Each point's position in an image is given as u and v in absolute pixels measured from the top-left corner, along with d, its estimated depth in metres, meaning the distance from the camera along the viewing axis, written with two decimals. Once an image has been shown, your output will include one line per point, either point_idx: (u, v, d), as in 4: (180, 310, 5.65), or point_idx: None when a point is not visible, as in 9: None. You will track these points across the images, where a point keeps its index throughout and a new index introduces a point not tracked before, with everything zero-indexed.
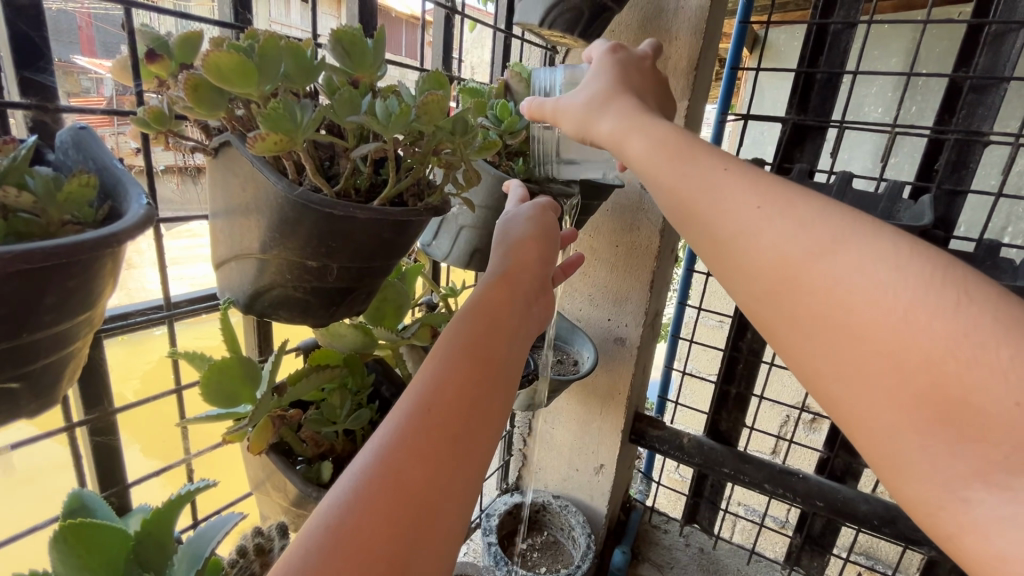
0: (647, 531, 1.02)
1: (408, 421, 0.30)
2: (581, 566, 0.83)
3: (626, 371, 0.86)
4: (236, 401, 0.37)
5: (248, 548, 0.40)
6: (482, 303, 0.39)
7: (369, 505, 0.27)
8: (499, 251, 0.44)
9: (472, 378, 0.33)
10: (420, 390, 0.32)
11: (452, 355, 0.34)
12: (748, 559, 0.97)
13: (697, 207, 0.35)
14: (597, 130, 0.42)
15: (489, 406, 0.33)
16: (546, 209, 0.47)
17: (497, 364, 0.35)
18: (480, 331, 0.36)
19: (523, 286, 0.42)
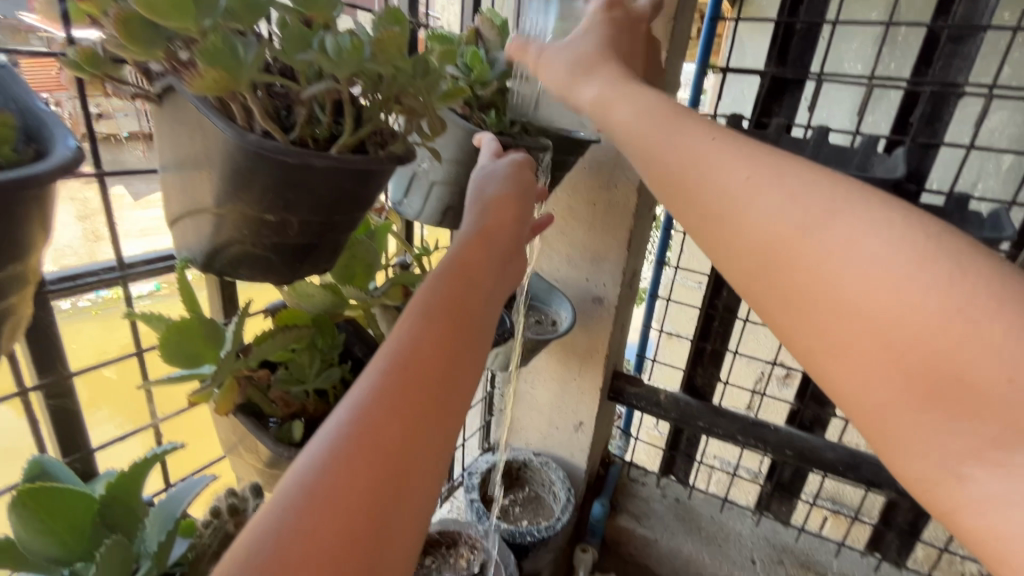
0: (625, 483, 1.06)
1: (383, 379, 0.30)
2: (563, 519, 0.87)
3: (604, 330, 0.87)
4: (198, 362, 0.36)
5: (222, 509, 0.40)
6: (458, 262, 0.38)
7: (347, 464, 0.26)
8: (474, 209, 0.43)
9: (451, 337, 0.33)
10: (396, 347, 0.31)
11: (430, 313, 0.33)
12: (721, 507, 1.01)
13: (683, 181, 0.34)
14: (580, 95, 0.41)
15: (464, 364, 0.33)
16: (524, 165, 0.46)
17: (474, 323, 0.35)
18: (456, 290, 0.35)
19: (499, 245, 0.41)
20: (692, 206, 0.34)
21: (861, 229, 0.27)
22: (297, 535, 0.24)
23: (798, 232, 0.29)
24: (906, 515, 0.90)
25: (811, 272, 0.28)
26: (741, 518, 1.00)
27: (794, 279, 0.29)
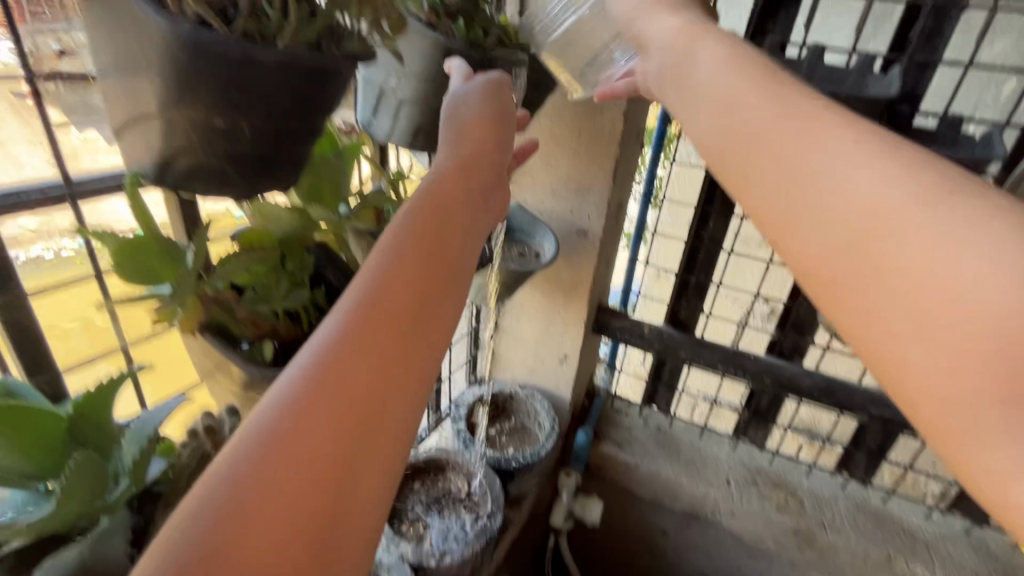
0: (609, 413, 1.09)
1: (350, 319, 0.29)
2: (546, 446, 0.90)
3: (589, 263, 0.86)
4: (157, 281, 0.35)
5: (200, 429, 0.41)
6: (433, 196, 0.36)
7: (315, 396, 0.27)
8: (450, 140, 0.41)
9: (422, 272, 0.32)
10: (367, 282, 0.31)
11: (401, 246, 0.32)
12: (701, 434, 1.05)
13: (767, 137, 0.33)
14: (661, 31, 0.40)
15: (437, 300, 0.33)
16: (500, 88, 0.43)
17: (448, 257, 0.34)
18: (430, 225, 0.34)
19: (478, 175, 0.39)
20: (772, 167, 0.32)
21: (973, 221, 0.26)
22: (260, 477, 0.24)
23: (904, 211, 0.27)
24: (875, 437, 0.94)
25: (901, 243, 0.27)
26: (719, 444, 1.04)
27: (884, 256, 0.27)
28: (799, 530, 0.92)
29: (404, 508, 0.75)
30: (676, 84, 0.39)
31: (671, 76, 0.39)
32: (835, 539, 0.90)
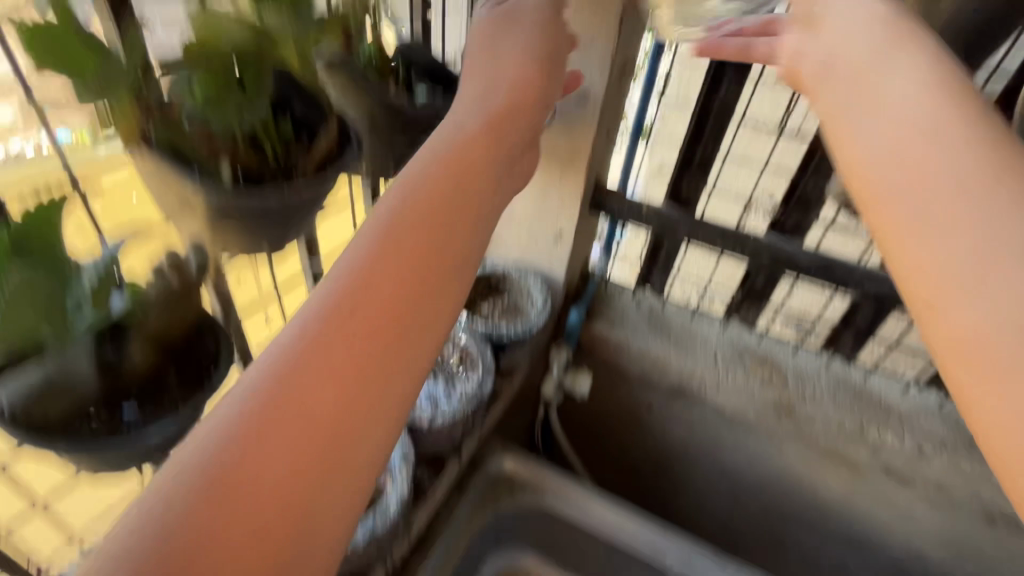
0: (606, 292, 1.09)
1: (372, 264, 0.42)
2: (537, 322, 0.90)
3: (588, 131, 0.80)
4: (75, 72, 0.37)
5: (166, 266, 0.44)
6: (443, 164, 0.47)
7: (394, 250, 0.43)
8: (478, 110, 0.51)
9: (472, 178, 0.48)
10: (428, 182, 0.46)
11: (456, 154, 0.48)
12: (692, 316, 1.06)
13: (906, 162, 0.43)
14: (884, 32, 0.46)
15: (442, 261, 0.45)
16: (550, 36, 0.55)
17: (493, 168, 0.50)
18: (438, 199, 0.46)
19: (519, 110, 0.53)
20: (907, 185, 0.43)
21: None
22: (283, 397, 0.37)
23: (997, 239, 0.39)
24: (866, 316, 0.95)
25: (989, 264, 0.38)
26: (709, 324, 1.05)
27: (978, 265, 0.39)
28: (780, 402, 0.96)
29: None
30: (853, 80, 0.46)
31: (852, 74, 0.47)
32: (812, 411, 0.94)
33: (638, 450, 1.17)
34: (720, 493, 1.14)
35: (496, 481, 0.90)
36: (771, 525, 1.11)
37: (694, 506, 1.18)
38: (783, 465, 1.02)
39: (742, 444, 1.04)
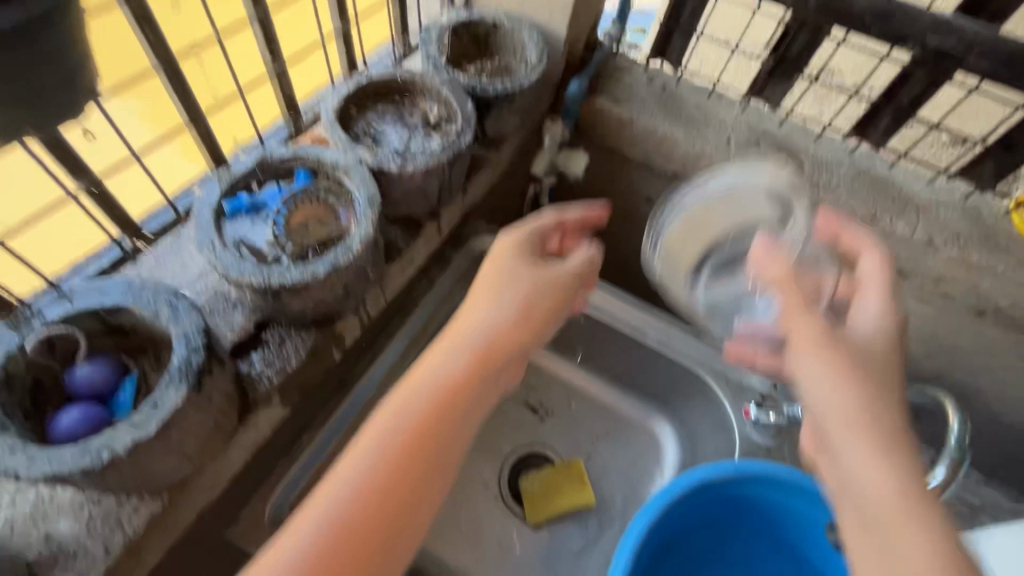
0: (613, 65, 0.95)
1: (412, 408, 0.47)
2: (529, 79, 0.75)
3: None
4: None
5: None
6: (485, 346, 0.52)
7: (391, 450, 0.45)
8: (530, 283, 0.56)
9: (459, 406, 0.49)
10: (421, 388, 0.49)
11: (436, 390, 0.49)
12: (711, 94, 0.92)
13: (861, 513, 0.44)
14: (834, 393, 0.46)
15: (454, 430, 0.48)
16: (513, 241, 0.58)
17: (474, 398, 0.50)
18: (471, 369, 0.50)
19: (509, 346, 0.53)
20: (835, 481, 0.46)
21: (918, 550, 0.40)
22: (315, 545, 0.42)
23: (897, 540, 0.41)
24: (915, 87, 0.83)
25: (901, 537, 0.41)
26: (729, 105, 0.92)
27: (887, 546, 0.41)
28: None
29: (358, 116, 0.70)
30: (842, 426, 0.45)
31: (812, 372, 0.47)
32: (826, 196, 0.85)
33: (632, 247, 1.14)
34: None
35: (480, 258, 0.87)
36: None
37: None
38: None
39: None
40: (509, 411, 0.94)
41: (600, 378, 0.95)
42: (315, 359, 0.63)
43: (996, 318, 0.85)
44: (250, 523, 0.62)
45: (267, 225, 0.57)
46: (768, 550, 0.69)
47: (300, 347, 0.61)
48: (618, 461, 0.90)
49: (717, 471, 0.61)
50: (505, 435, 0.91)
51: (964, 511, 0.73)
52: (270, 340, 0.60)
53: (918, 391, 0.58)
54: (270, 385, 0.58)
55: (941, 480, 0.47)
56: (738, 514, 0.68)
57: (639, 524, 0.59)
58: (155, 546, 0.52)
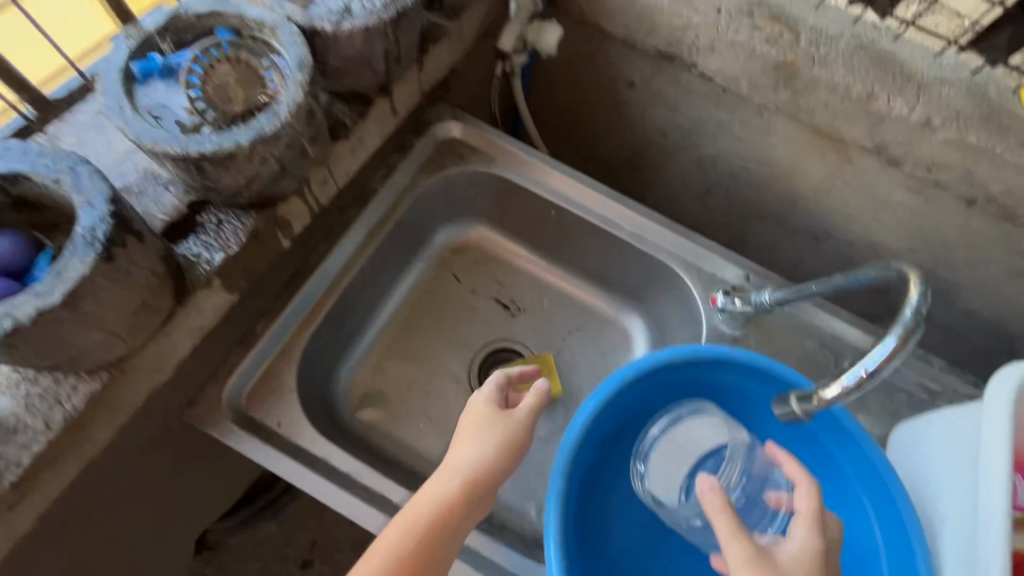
0: None
1: (394, 551, 0.54)
2: None
3: None
4: None
5: None
6: (449, 498, 0.58)
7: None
8: (489, 443, 0.62)
9: (448, 528, 0.57)
10: (390, 547, 0.54)
11: (432, 512, 0.57)
12: None
13: None
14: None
15: (432, 556, 0.55)
16: (485, 417, 0.64)
17: (459, 522, 0.58)
18: (438, 516, 0.56)
19: (488, 477, 0.61)
20: None
21: None
22: None
23: None
24: None
25: None
26: None
27: None
28: (782, 63, 0.79)
29: None
30: None
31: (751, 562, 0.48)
32: (819, 74, 0.77)
33: (613, 139, 1.09)
34: (694, 185, 1.08)
35: (444, 146, 0.82)
36: (739, 216, 1.08)
37: (664, 199, 1.15)
38: (767, 150, 0.93)
39: (726, 126, 0.93)
40: (480, 307, 0.93)
41: (575, 272, 0.93)
42: (260, 243, 0.60)
43: (985, 210, 0.82)
44: (207, 406, 0.62)
45: (179, 91, 0.50)
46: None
47: (240, 231, 0.57)
48: (587, 354, 0.91)
49: (672, 355, 0.59)
50: (476, 330, 0.91)
51: (921, 396, 0.74)
52: (207, 222, 0.57)
53: (880, 265, 0.52)
54: (210, 268, 0.55)
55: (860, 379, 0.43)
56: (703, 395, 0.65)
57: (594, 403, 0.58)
58: (104, 423, 0.52)
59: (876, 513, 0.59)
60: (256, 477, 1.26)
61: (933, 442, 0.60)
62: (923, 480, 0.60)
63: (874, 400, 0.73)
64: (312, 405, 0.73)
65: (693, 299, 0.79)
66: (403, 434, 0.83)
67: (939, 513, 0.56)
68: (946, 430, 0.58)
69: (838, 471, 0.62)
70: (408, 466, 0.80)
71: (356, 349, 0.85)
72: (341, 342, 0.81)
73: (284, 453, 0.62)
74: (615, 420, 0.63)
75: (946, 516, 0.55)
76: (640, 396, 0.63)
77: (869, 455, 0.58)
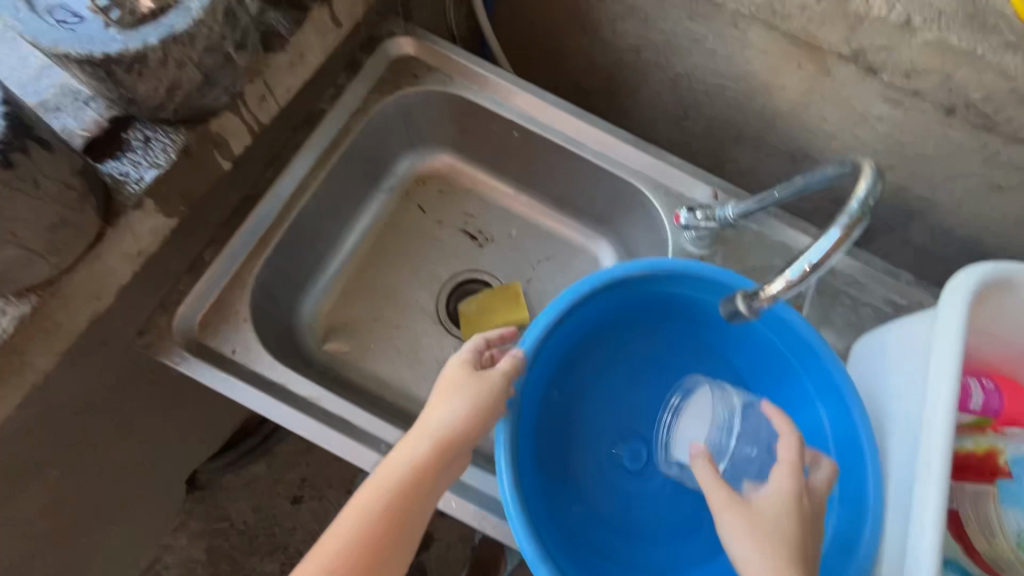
0: None
1: (359, 518, 0.50)
2: None
3: None
4: None
5: None
6: (413, 465, 0.53)
7: (350, 542, 0.49)
8: (456, 407, 0.56)
9: (416, 493, 0.52)
10: (357, 515, 0.51)
11: (400, 476, 0.52)
12: None
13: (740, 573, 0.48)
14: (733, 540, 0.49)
15: (398, 524, 0.51)
16: (456, 380, 0.58)
17: (428, 488, 0.53)
18: (402, 482, 0.52)
19: (457, 444, 0.55)
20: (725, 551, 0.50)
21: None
22: None
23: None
24: None
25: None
26: None
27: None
28: None
29: None
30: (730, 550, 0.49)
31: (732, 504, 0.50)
32: None
33: (584, 61, 1.04)
34: (670, 107, 1.03)
35: (397, 64, 0.78)
36: (717, 140, 1.04)
37: (640, 125, 1.11)
38: (742, 65, 0.88)
39: (700, 39, 0.87)
40: (446, 238, 0.90)
41: (544, 200, 0.90)
42: (195, 163, 0.57)
43: (965, 119, 0.77)
44: (159, 334, 0.62)
45: None
46: (697, 348, 0.65)
47: (169, 147, 0.54)
48: (558, 282, 0.90)
49: (628, 268, 0.58)
50: (442, 261, 0.89)
51: (886, 310, 0.74)
52: (134, 140, 0.53)
53: (837, 162, 0.49)
54: (139, 188, 0.52)
55: (802, 271, 0.42)
56: (660, 312, 0.65)
57: (544, 318, 0.58)
58: (43, 350, 0.52)
59: (829, 418, 0.59)
60: (243, 418, 1.28)
61: (887, 351, 0.59)
62: (876, 385, 0.60)
63: (838, 315, 0.73)
64: (272, 336, 0.73)
65: (659, 219, 0.76)
66: (370, 364, 0.82)
67: (891, 415, 0.56)
68: (899, 337, 0.58)
69: (794, 381, 0.62)
70: (376, 395, 0.80)
71: (319, 282, 0.83)
72: (300, 273, 0.79)
73: (239, 378, 0.62)
74: (570, 338, 0.63)
75: (897, 415, 0.55)
76: (595, 314, 0.63)
77: (823, 361, 0.57)
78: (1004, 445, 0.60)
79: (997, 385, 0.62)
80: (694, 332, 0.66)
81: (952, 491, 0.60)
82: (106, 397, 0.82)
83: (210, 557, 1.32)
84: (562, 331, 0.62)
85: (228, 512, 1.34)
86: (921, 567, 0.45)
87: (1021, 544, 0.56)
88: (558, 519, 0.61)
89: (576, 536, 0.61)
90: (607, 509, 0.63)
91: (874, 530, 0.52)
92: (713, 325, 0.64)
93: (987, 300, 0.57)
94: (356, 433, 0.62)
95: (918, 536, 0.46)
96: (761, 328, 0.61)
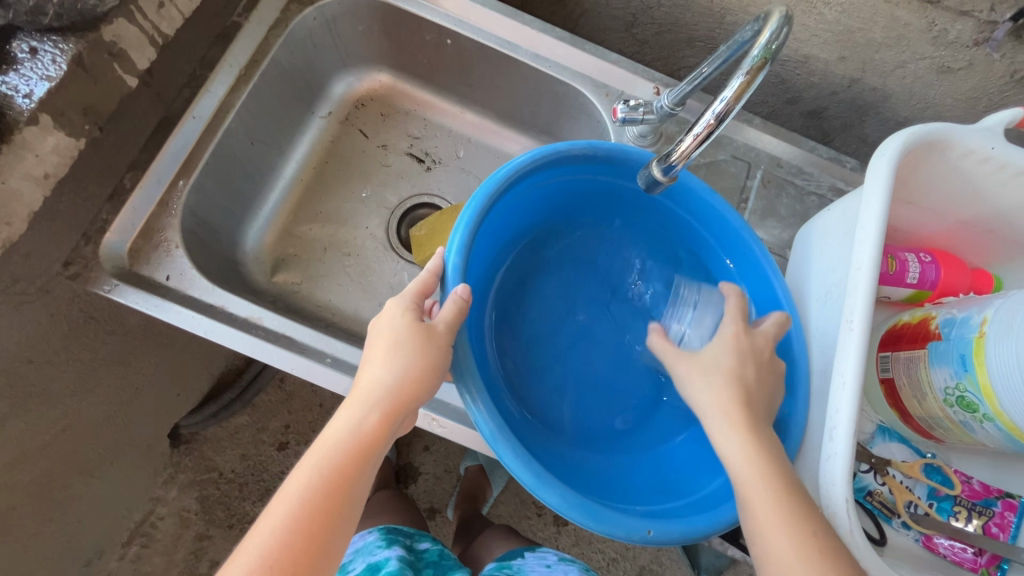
0: None
1: (308, 482, 0.46)
2: None
3: None
4: None
5: None
6: (359, 429, 0.48)
7: (303, 515, 0.44)
8: (404, 356, 0.50)
9: (367, 456, 0.48)
10: (308, 476, 0.46)
11: (342, 447, 0.47)
12: None
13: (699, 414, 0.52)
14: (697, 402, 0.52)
15: (349, 486, 0.46)
16: (400, 324, 0.52)
17: (378, 449, 0.49)
18: (350, 444, 0.48)
19: (408, 400, 0.50)
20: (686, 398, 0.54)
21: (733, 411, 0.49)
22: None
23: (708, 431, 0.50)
24: None
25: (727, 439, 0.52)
26: None
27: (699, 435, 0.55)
28: None
29: None
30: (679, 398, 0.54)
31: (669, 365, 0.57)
32: None
33: None
34: (618, 13, 0.96)
35: None
36: (670, 45, 0.98)
37: (591, 36, 1.05)
38: None
39: None
40: (393, 163, 0.87)
41: (487, 115, 0.87)
42: (91, 77, 0.53)
43: None
44: (85, 265, 0.61)
45: None
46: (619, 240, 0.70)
47: (57, 57, 0.51)
48: None
49: (566, 145, 0.57)
50: (390, 187, 0.86)
51: (831, 198, 0.73)
52: (19, 53, 0.50)
53: (756, 18, 0.44)
54: (31, 102, 0.50)
55: (710, 118, 0.44)
56: (579, 202, 0.68)
57: (483, 191, 0.54)
58: None
59: (753, 294, 0.63)
60: (217, 369, 1.28)
61: (819, 224, 0.60)
62: (805, 259, 0.61)
63: (784, 206, 0.73)
64: (214, 266, 0.71)
65: (600, 120, 0.74)
66: (323, 293, 0.81)
67: (822, 282, 0.57)
68: (826, 211, 0.59)
69: (710, 256, 0.65)
70: (330, 322, 0.79)
71: (262, 213, 0.81)
72: (235, 202, 0.76)
73: (178, 303, 0.61)
74: (501, 231, 0.64)
75: (823, 280, 0.57)
76: (523, 205, 0.64)
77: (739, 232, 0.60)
78: (937, 311, 0.59)
79: (934, 258, 0.63)
80: (618, 220, 0.69)
81: (889, 361, 0.62)
82: (59, 347, 0.81)
83: (203, 506, 1.28)
84: (497, 220, 0.62)
85: (216, 463, 1.30)
86: (841, 414, 0.47)
87: (947, 401, 0.56)
88: (516, 419, 0.61)
89: (532, 435, 0.61)
90: (555, 405, 0.65)
91: (803, 393, 0.55)
92: (629, 214, 0.68)
93: (916, 166, 0.57)
94: (301, 348, 0.62)
95: (840, 386, 0.47)
96: (682, 212, 0.64)
